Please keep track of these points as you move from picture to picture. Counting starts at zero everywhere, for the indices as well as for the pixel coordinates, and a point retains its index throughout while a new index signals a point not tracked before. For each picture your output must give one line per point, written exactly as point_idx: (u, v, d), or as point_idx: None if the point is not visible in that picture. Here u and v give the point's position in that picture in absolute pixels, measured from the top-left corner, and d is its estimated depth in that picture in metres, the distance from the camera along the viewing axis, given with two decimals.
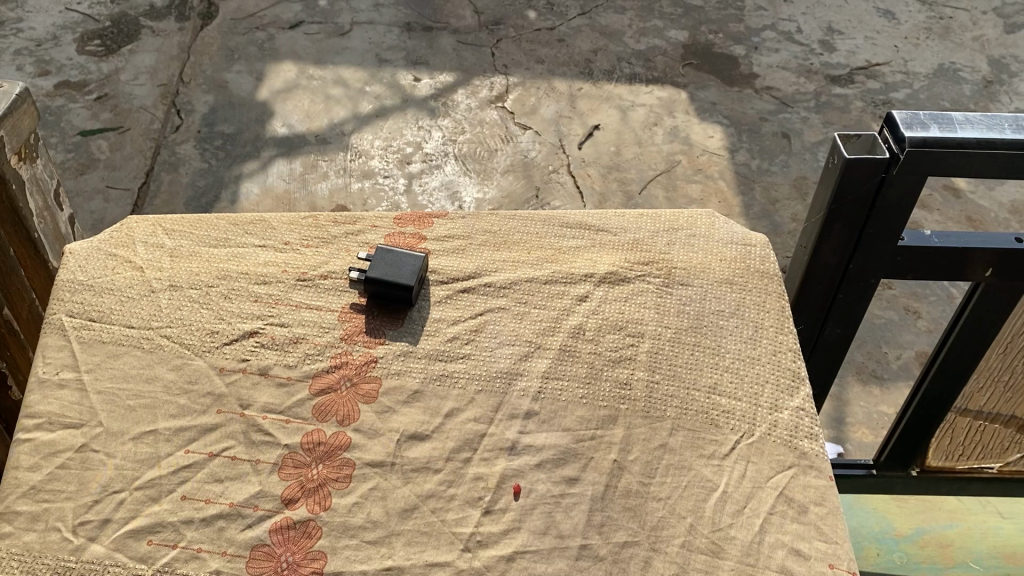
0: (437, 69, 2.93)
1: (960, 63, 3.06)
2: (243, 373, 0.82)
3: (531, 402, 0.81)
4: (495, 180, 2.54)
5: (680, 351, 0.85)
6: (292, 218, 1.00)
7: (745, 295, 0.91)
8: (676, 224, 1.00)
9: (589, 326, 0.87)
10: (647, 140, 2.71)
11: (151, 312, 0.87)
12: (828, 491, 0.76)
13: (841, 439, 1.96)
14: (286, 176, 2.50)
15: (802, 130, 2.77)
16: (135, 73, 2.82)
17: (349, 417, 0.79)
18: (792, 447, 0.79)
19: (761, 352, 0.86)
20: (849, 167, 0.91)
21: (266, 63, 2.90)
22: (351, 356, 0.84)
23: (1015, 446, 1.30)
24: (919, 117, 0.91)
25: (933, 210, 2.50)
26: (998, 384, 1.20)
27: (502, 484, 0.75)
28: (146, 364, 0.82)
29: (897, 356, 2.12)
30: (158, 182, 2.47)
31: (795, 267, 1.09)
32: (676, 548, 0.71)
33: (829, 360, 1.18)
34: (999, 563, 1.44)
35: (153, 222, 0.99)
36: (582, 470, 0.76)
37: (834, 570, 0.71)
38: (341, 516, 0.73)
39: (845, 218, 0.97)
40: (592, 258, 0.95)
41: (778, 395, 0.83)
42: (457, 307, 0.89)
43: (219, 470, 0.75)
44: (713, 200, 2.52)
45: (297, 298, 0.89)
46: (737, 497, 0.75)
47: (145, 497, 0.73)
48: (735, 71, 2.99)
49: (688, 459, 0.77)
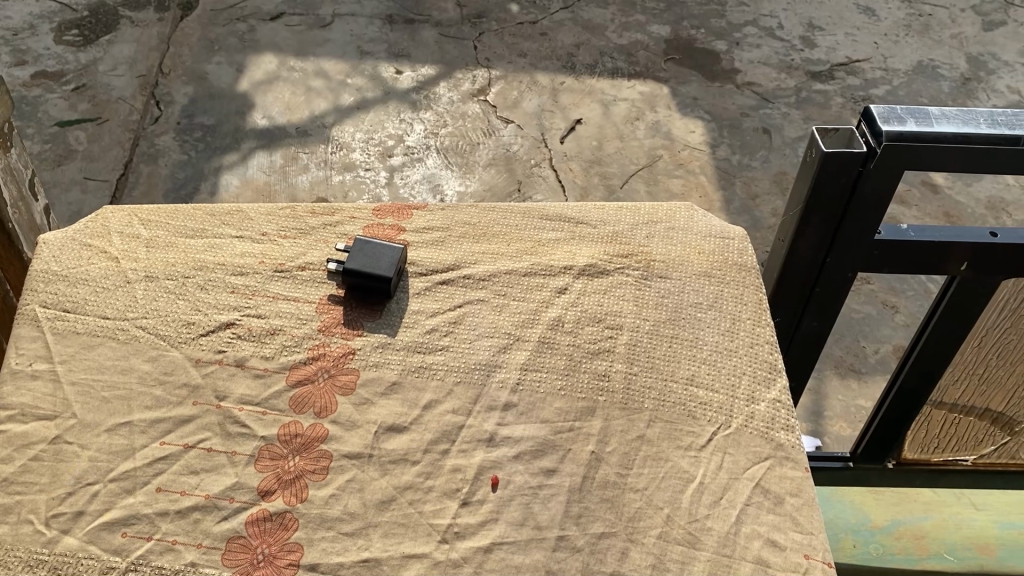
0: (420, 61, 2.92)
1: (939, 60, 3.08)
2: (219, 364, 0.81)
3: (509, 393, 0.81)
4: (477, 173, 2.54)
5: (659, 342, 0.86)
6: (269, 208, 0.99)
7: (723, 288, 0.92)
8: (655, 216, 1.00)
9: (568, 319, 0.87)
10: (628, 135, 2.71)
11: (126, 303, 0.86)
12: (804, 482, 0.77)
13: (819, 432, 1.98)
14: (267, 168, 2.48)
15: (782, 125, 2.79)
16: (114, 64, 2.79)
17: (327, 409, 0.79)
18: (769, 438, 0.79)
19: (738, 344, 0.86)
20: (826, 160, 0.92)
21: (246, 55, 2.87)
22: (329, 348, 0.84)
23: (989, 438, 1.33)
24: (896, 112, 0.91)
25: (911, 205, 2.53)
26: (972, 378, 1.21)
27: (479, 475, 0.75)
28: (121, 355, 0.81)
29: (874, 350, 2.14)
30: (137, 174, 2.45)
31: (773, 260, 1.09)
32: (653, 538, 0.72)
33: (805, 353, 1.19)
34: (972, 556, 1.46)
35: (129, 212, 0.98)
36: (561, 462, 0.76)
37: (809, 561, 0.71)
38: (318, 507, 0.73)
39: (823, 212, 0.98)
40: (571, 251, 0.95)
41: (754, 387, 0.83)
42: (436, 299, 0.88)
43: (195, 462, 0.75)
44: (694, 195, 2.53)
45: (274, 289, 0.89)
46: (713, 489, 0.75)
47: (119, 489, 0.73)
48: (717, 67, 3.00)
49: (665, 450, 0.78)
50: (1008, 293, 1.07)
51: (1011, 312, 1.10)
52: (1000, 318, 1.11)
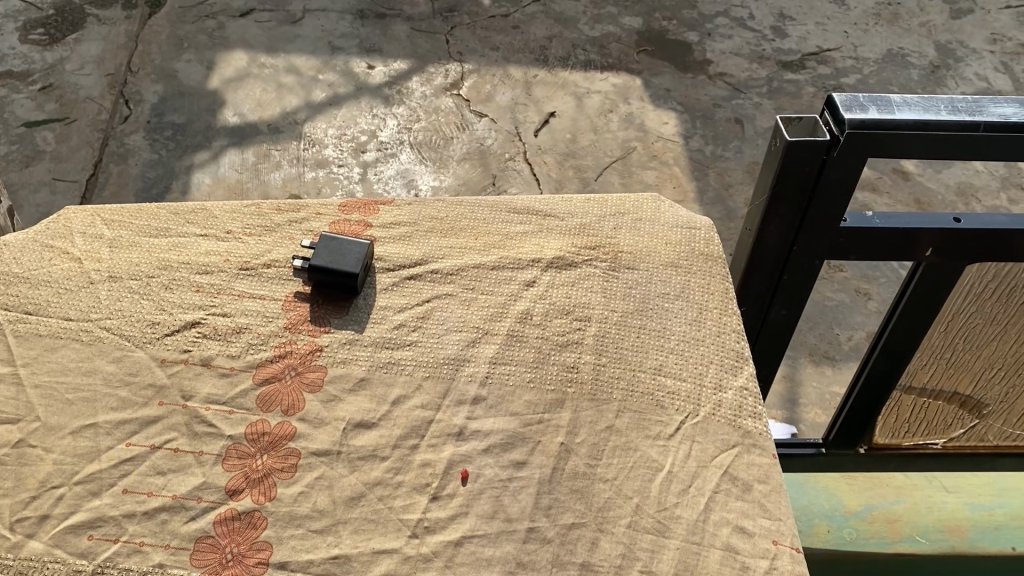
0: (392, 56, 2.91)
1: (908, 48, 3.11)
2: (185, 364, 0.81)
3: (478, 387, 0.81)
4: (451, 168, 2.53)
5: (627, 334, 0.86)
6: (234, 206, 0.98)
7: (690, 278, 0.92)
8: (622, 207, 1.00)
9: (536, 311, 0.87)
10: (602, 127, 2.72)
11: (89, 303, 0.85)
12: (771, 469, 0.77)
13: (795, 420, 2.00)
14: (239, 166, 2.47)
15: (754, 116, 2.80)
16: (81, 63, 2.75)
17: (294, 406, 0.79)
18: (736, 426, 0.80)
19: (705, 334, 0.87)
20: (790, 149, 0.92)
21: (216, 52, 2.85)
22: (295, 346, 0.83)
23: (958, 422, 1.34)
24: (858, 99, 0.91)
25: (883, 193, 2.55)
26: (940, 362, 1.23)
27: (449, 470, 0.75)
28: (85, 357, 0.81)
29: (848, 337, 2.16)
30: (107, 174, 2.42)
31: (740, 250, 1.10)
32: (623, 528, 0.72)
33: (774, 341, 1.20)
34: (944, 538, 1.48)
35: (91, 212, 0.96)
36: (530, 454, 0.76)
37: (777, 547, 0.72)
38: (287, 505, 0.72)
39: (788, 201, 0.98)
40: (539, 243, 0.95)
41: (721, 375, 0.84)
42: (404, 295, 0.88)
43: (162, 463, 0.74)
44: (667, 186, 2.54)
45: (239, 287, 0.88)
46: (682, 477, 0.76)
47: (85, 492, 0.72)
48: (689, 58, 3.01)
49: (634, 440, 0.78)
50: (972, 278, 1.08)
51: (976, 296, 1.11)
52: (966, 302, 1.12)
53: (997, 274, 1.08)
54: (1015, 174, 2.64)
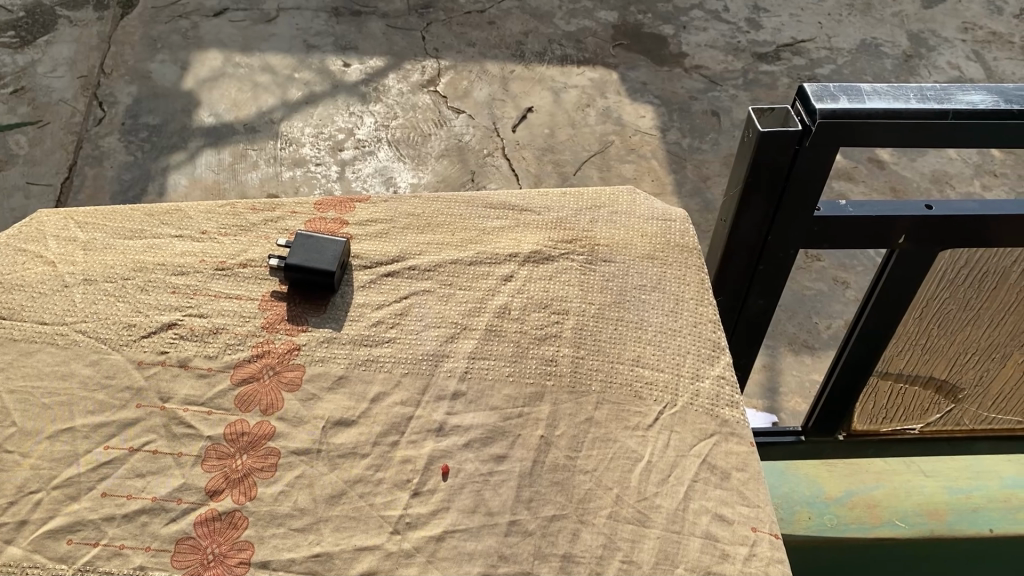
0: (368, 53, 2.90)
1: (881, 38, 3.13)
2: (162, 365, 0.80)
3: (458, 382, 0.81)
4: (430, 164, 2.53)
5: (604, 326, 0.87)
6: (209, 206, 0.98)
7: (665, 269, 0.93)
8: (598, 201, 1.01)
9: (514, 305, 0.88)
10: (580, 122, 2.72)
11: (64, 307, 0.84)
12: (749, 457, 0.78)
13: (776, 409, 2.01)
14: (215, 166, 2.45)
15: (730, 108, 2.81)
16: (53, 65, 2.72)
17: (273, 406, 0.79)
18: (714, 415, 0.81)
19: (682, 324, 0.87)
20: (763, 140, 0.93)
21: (190, 52, 2.83)
22: (273, 345, 0.83)
23: (935, 407, 1.36)
24: (829, 89, 0.92)
25: (858, 181, 2.57)
26: (916, 348, 1.24)
27: (430, 465, 0.75)
28: (61, 361, 0.80)
29: (827, 326, 2.18)
30: (82, 177, 2.40)
31: (716, 241, 1.11)
32: (603, 518, 0.72)
33: (751, 330, 1.21)
34: (924, 522, 1.43)
35: (65, 215, 0.96)
36: (510, 447, 0.77)
37: (756, 533, 0.73)
38: (268, 505, 0.72)
39: (761, 191, 0.99)
40: (516, 238, 0.95)
41: (698, 365, 0.84)
42: (381, 292, 0.88)
43: (140, 465, 0.74)
44: (646, 179, 2.55)
45: (216, 288, 0.88)
46: (661, 467, 0.76)
47: (63, 496, 0.72)
48: (665, 51, 3.02)
49: (613, 431, 0.78)
50: (944, 264, 1.10)
51: (949, 283, 1.13)
52: (940, 287, 1.14)
53: (970, 260, 1.09)
54: (988, 161, 2.68)
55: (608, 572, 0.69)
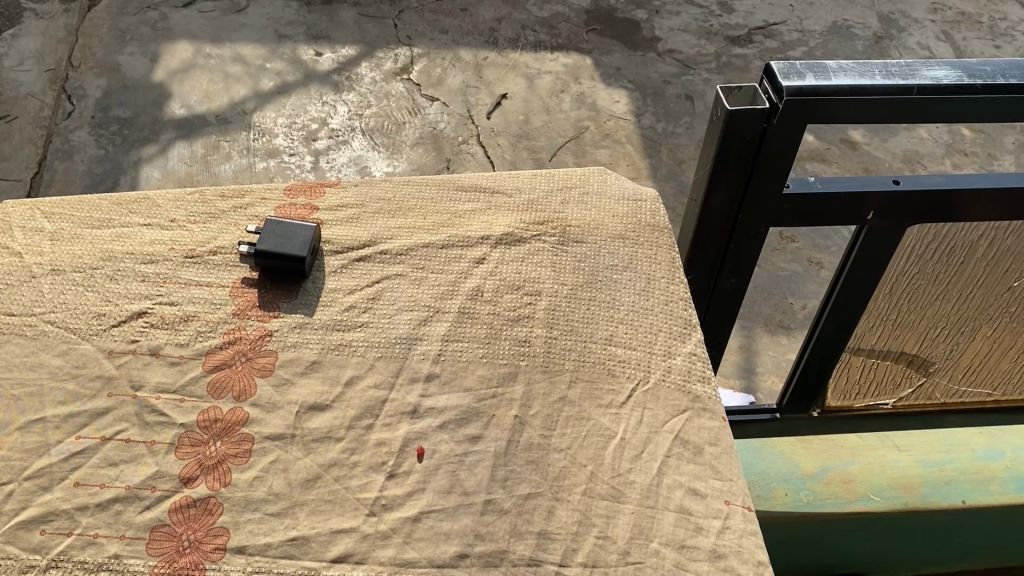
0: (340, 42, 2.88)
1: (852, 20, 3.16)
2: (133, 354, 0.80)
3: (431, 364, 0.81)
4: (405, 153, 2.52)
5: (577, 306, 0.87)
6: (177, 194, 0.97)
7: (637, 249, 0.93)
8: (569, 182, 1.01)
9: (487, 288, 0.88)
10: (554, 108, 2.72)
11: (32, 298, 0.84)
12: (721, 432, 0.79)
13: (752, 388, 2.03)
14: (188, 158, 2.43)
15: (704, 91, 2.83)
16: (20, 58, 2.68)
17: (246, 392, 0.78)
18: (686, 391, 0.81)
19: (653, 303, 0.88)
20: (731, 118, 0.94)
21: (160, 44, 2.80)
22: (244, 331, 0.83)
23: (907, 381, 1.37)
24: (796, 67, 0.93)
25: (831, 162, 2.59)
26: (887, 323, 1.26)
27: (405, 447, 0.75)
28: (30, 351, 0.79)
29: (802, 306, 2.20)
30: (52, 171, 2.37)
31: (688, 221, 1.11)
32: (578, 495, 0.73)
33: (725, 308, 1.21)
34: (897, 495, 1.43)
35: (32, 205, 0.95)
36: (484, 428, 0.77)
37: (729, 507, 0.74)
38: (242, 490, 0.72)
39: (731, 168, 1.00)
40: (488, 220, 0.95)
41: (670, 342, 0.85)
42: (353, 276, 0.88)
43: (114, 453, 0.73)
44: (621, 164, 2.55)
45: (186, 276, 0.87)
46: (635, 443, 0.77)
47: (35, 487, 0.71)
48: (638, 36, 3.03)
49: (587, 410, 0.79)
50: (912, 239, 1.11)
51: (918, 257, 1.14)
52: (909, 262, 1.15)
53: (938, 235, 1.11)
54: (958, 140, 2.71)
55: (584, 548, 0.70)
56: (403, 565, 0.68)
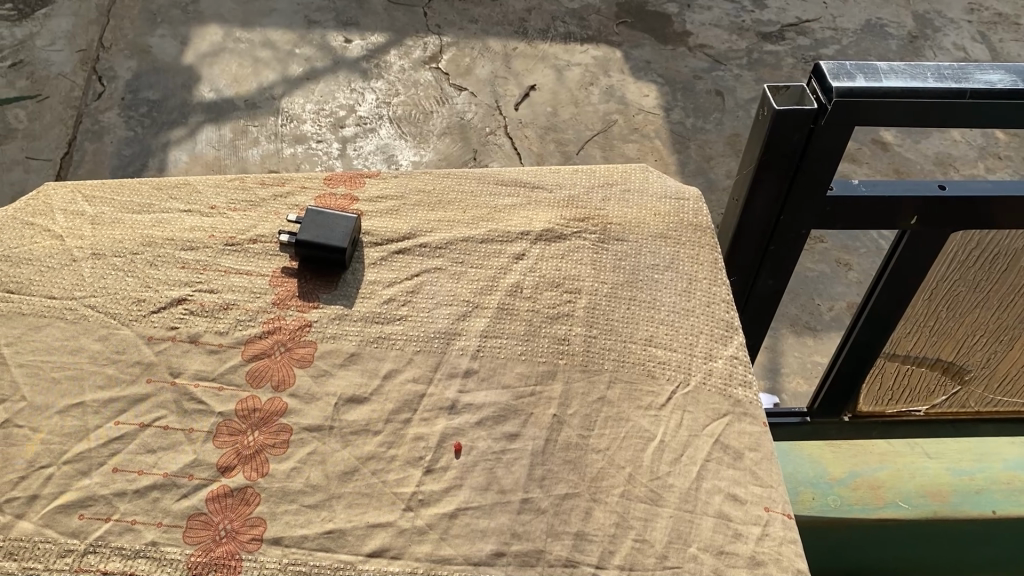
0: (369, 29, 2.87)
1: (886, 19, 3.12)
2: (172, 340, 0.80)
3: (469, 360, 0.81)
4: (432, 142, 2.51)
5: (616, 305, 0.86)
6: (218, 181, 0.97)
7: (679, 248, 0.92)
8: (610, 178, 1.00)
9: (526, 284, 0.87)
10: (583, 100, 2.70)
11: (73, 281, 0.83)
12: (762, 437, 0.78)
13: (777, 389, 2.02)
14: (216, 142, 2.44)
15: (734, 87, 2.80)
16: (52, 39, 2.69)
17: (284, 383, 0.78)
18: (727, 395, 0.80)
19: (695, 304, 0.87)
20: (778, 118, 0.92)
21: (190, 27, 2.80)
22: (284, 321, 0.82)
23: (941, 388, 1.35)
24: (846, 67, 0.91)
25: (862, 163, 2.57)
26: (924, 329, 1.24)
27: (442, 443, 0.75)
28: (70, 336, 0.79)
29: (829, 308, 2.18)
30: (81, 152, 2.38)
31: (728, 220, 1.10)
32: (616, 497, 0.72)
33: (762, 309, 1.20)
34: (926, 503, 1.41)
35: (72, 189, 0.95)
36: (523, 426, 0.76)
37: (769, 513, 0.73)
38: (280, 481, 0.72)
39: (774, 168, 0.98)
40: (528, 216, 0.94)
41: (711, 345, 0.84)
42: (393, 269, 0.87)
43: (152, 441, 0.73)
44: (649, 158, 2.53)
45: (226, 263, 0.87)
46: (674, 446, 0.76)
47: (74, 472, 0.71)
48: (668, 29, 3.00)
49: (626, 411, 0.78)
50: (956, 245, 1.09)
51: (960, 264, 1.12)
52: (949, 269, 1.13)
53: (981, 242, 1.09)
54: (991, 143, 2.67)
55: (621, 550, 0.69)
56: (439, 561, 0.68)
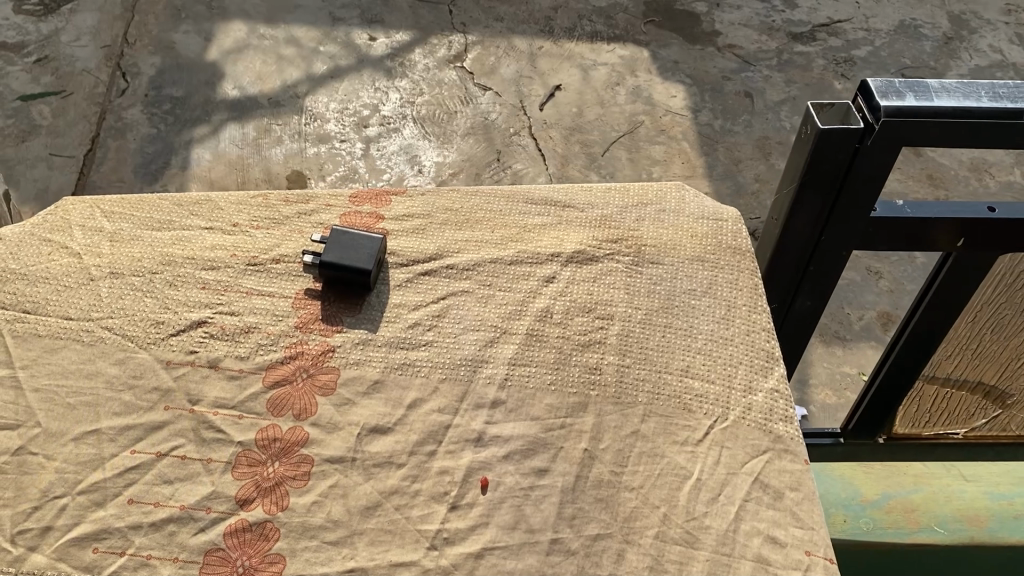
0: (394, 27, 2.84)
1: (921, 19, 3.05)
2: (191, 366, 0.77)
3: (497, 390, 0.77)
4: (455, 143, 2.48)
5: (651, 332, 0.82)
6: (240, 197, 0.94)
7: (717, 273, 0.88)
8: (645, 198, 0.96)
9: (557, 309, 0.84)
10: (609, 101, 2.66)
11: (91, 302, 0.81)
12: (804, 476, 0.74)
13: (805, 401, 1.98)
14: (239, 141, 2.42)
15: (764, 89, 2.74)
16: (77, 34, 2.68)
17: (306, 411, 0.75)
18: (767, 431, 0.76)
19: (734, 333, 0.83)
20: (822, 137, 0.88)
21: (215, 23, 2.78)
22: (306, 346, 0.80)
23: (981, 412, 1.31)
24: (894, 85, 0.87)
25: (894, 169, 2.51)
26: (966, 353, 1.19)
27: (469, 478, 0.72)
28: (87, 359, 0.77)
29: (859, 317, 2.13)
30: (105, 149, 2.37)
31: (766, 239, 1.06)
32: (650, 539, 0.69)
33: (799, 330, 1.16)
34: (962, 528, 1.38)
35: (91, 203, 0.92)
36: (552, 461, 0.73)
37: (811, 557, 0.69)
38: (300, 516, 0.69)
39: (817, 188, 0.94)
40: (558, 236, 0.91)
41: (751, 377, 0.80)
42: (418, 291, 0.84)
43: (169, 471, 0.71)
44: (676, 161, 2.49)
45: (247, 284, 0.84)
46: (711, 485, 0.73)
47: (89, 502, 0.69)
48: (697, 29, 2.95)
49: (661, 446, 0.75)
50: (1003, 268, 1.04)
51: (1005, 288, 1.08)
52: (995, 292, 1.09)
53: None
54: None
55: None
56: None
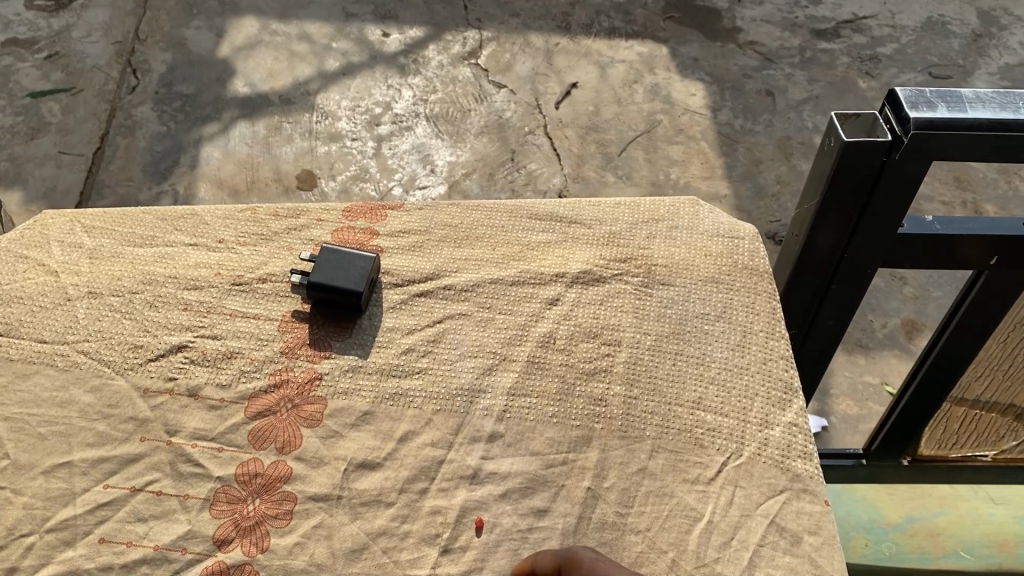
0: (408, 23, 2.79)
1: (949, 16, 2.96)
2: (169, 394, 0.73)
3: (495, 422, 0.72)
4: (468, 142, 2.43)
5: (661, 360, 0.77)
6: (227, 211, 0.89)
7: (733, 296, 0.83)
8: (656, 213, 0.91)
9: (560, 334, 0.79)
10: (626, 99, 2.60)
11: (67, 323, 0.77)
12: (824, 518, 0.68)
13: (825, 412, 1.92)
14: (249, 140, 2.38)
15: (786, 87, 2.67)
16: (88, 30, 2.65)
17: (290, 444, 0.71)
18: (784, 468, 0.71)
19: (749, 361, 0.78)
20: (846, 150, 0.82)
21: (227, 19, 2.74)
22: (292, 373, 0.75)
23: (1012, 434, 1.24)
24: (925, 95, 0.81)
25: None
26: (997, 373, 1.13)
27: (462, 518, 0.67)
28: (59, 386, 0.73)
29: (882, 325, 2.06)
30: (114, 147, 2.34)
31: (786, 255, 1.01)
32: None
33: (820, 349, 1.11)
34: (990, 555, 1.33)
35: (72, 217, 0.88)
36: (553, 500, 0.68)
37: None
38: (281, 559, 0.65)
39: (840, 203, 0.88)
40: (564, 255, 0.86)
41: (767, 410, 0.74)
42: (413, 314, 0.80)
43: (143, 508, 0.66)
44: (694, 162, 2.43)
45: (232, 305, 0.80)
46: (724, 528, 0.67)
47: (57, 542, 0.65)
48: (717, 25, 2.88)
49: (670, 485, 0.69)
50: None
51: None
52: None
53: None
54: None
55: None
56: None
